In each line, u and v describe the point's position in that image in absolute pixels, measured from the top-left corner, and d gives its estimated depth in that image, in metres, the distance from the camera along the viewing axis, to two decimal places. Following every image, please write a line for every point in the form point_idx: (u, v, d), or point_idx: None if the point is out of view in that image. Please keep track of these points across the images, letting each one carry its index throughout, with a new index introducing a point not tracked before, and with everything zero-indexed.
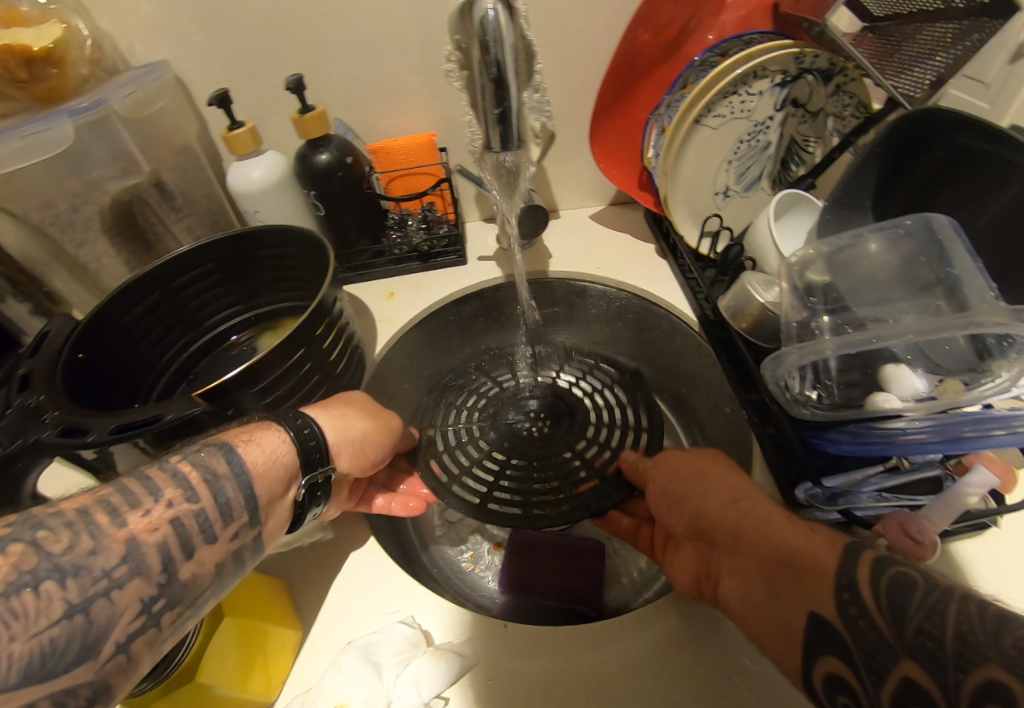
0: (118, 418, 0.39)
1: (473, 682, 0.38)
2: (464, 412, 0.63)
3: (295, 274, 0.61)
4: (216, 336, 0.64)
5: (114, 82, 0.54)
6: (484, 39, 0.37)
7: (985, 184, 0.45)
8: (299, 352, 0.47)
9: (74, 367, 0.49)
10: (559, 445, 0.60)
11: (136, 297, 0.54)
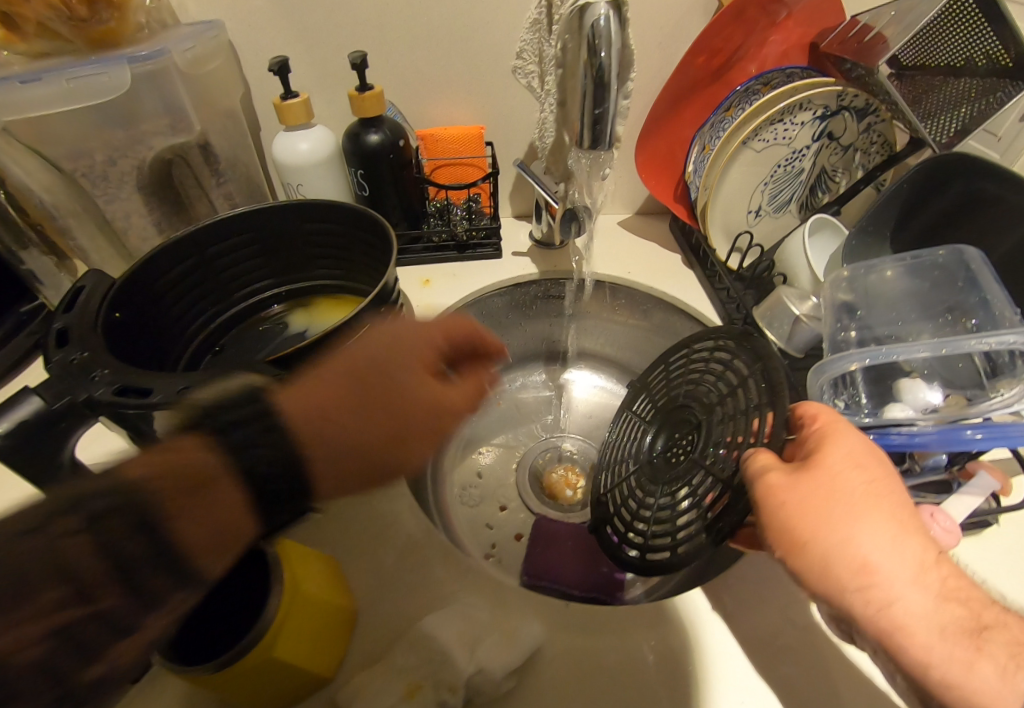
0: (188, 380, 0.35)
1: (541, 661, 0.39)
2: (610, 439, 0.65)
3: (341, 252, 0.60)
4: (247, 310, 0.62)
5: (171, 36, 0.52)
6: (595, 40, 0.38)
7: (999, 224, 0.51)
8: (364, 328, 0.46)
9: (112, 329, 0.46)
10: (712, 478, 0.47)
11: (175, 258, 0.52)
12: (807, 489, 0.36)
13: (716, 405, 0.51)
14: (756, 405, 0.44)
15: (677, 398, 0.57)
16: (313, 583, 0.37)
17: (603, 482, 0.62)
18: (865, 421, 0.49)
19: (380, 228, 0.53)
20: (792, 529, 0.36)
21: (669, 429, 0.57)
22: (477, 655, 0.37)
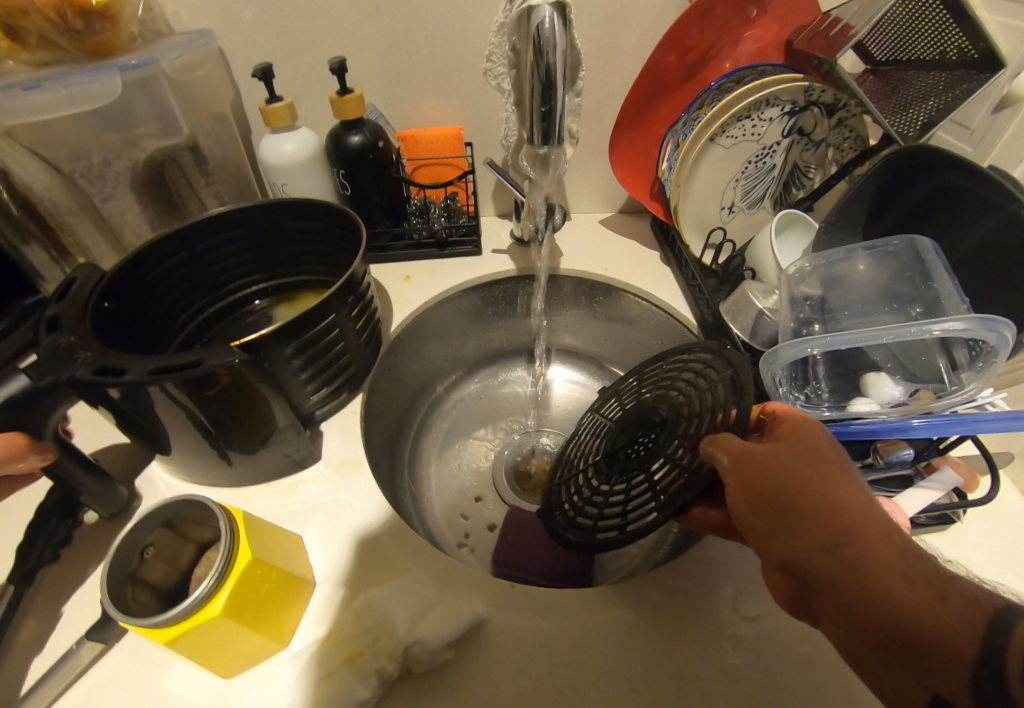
0: (157, 361, 0.37)
1: (481, 638, 0.40)
2: (574, 438, 0.64)
3: (328, 250, 0.62)
4: (234, 302, 0.65)
5: (162, 45, 0.56)
6: (539, 43, 0.40)
7: (964, 218, 0.50)
8: (330, 317, 0.48)
9: (101, 318, 0.48)
10: (673, 468, 0.48)
11: (162, 255, 0.55)
12: (806, 447, 0.38)
13: (685, 409, 0.52)
14: (721, 403, 0.47)
15: (644, 400, 0.58)
16: (261, 563, 0.36)
17: (554, 477, 0.61)
18: (825, 414, 0.49)
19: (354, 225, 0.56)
20: (788, 476, 0.37)
21: (632, 428, 0.58)
22: (416, 626, 0.38)
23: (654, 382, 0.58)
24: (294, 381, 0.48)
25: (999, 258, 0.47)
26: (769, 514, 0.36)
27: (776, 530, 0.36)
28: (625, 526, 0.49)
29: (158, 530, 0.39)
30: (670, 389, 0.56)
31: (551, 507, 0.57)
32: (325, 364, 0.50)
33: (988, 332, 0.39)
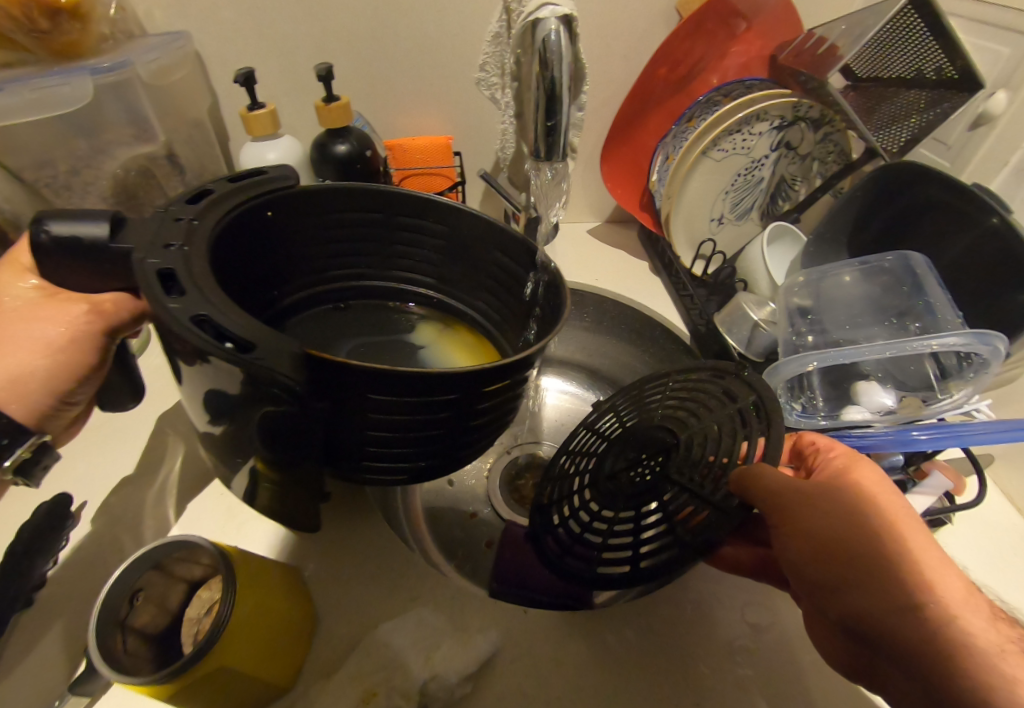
0: (213, 310, 0.29)
1: (495, 666, 0.39)
2: (562, 453, 0.58)
3: (514, 300, 0.52)
4: (377, 288, 0.55)
5: (136, 47, 0.53)
6: (544, 54, 0.39)
7: (946, 229, 0.52)
8: (449, 397, 0.33)
9: (259, 225, 0.43)
10: (683, 494, 0.45)
11: (363, 202, 0.48)
12: (857, 493, 0.37)
13: (692, 430, 0.49)
14: (745, 430, 0.45)
15: (645, 421, 0.54)
16: (264, 603, 0.35)
17: (547, 492, 0.55)
18: (822, 423, 0.50)
19: (553, 275, 0.45)
20: (846, 528, 0.36)
21: (633, 448, 0.53)
22: (430, 661, 0.37)
23: (656, 403, 0.55)
24: (352, 446, 0.35)
25: (982, 268, 0.49)
26: (832, 567, 0.36)
27: (841, 587, 0.35)
28: (638, 557, 0.44)
29: (148, 573, 0.37)
30: (678, 409, 0.52)
31: (543, 530, 0.52)
32: (408, 449, 0.36)
33: (983, 345, 0.40)
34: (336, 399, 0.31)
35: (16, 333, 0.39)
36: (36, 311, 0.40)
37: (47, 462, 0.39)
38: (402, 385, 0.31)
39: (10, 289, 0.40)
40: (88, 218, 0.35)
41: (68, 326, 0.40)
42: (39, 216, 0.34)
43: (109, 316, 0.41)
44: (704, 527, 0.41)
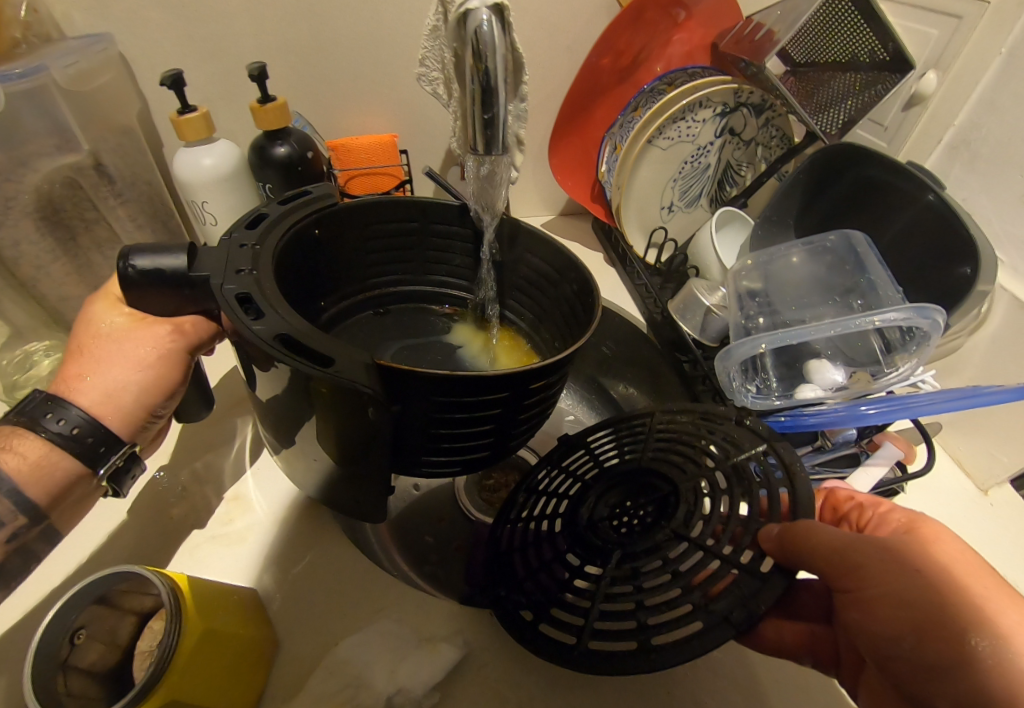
0: (296, 331, 0.31)
1: (468, 674, 0.38)
2: (525, 489, 0.46)
3: (541, 297, 0.53)
4: (412, 294, 0.57)
5: (51, 50, 0.49)
6: (478, 47, 0.38)
7: (886, 208, 0.54)
8: (501, 394, 0.36)
9: (307, 243, 0.44)
10: (694, 550, 0.39)
11: (391, 215, 0.49)
12: (932, 558, 0.34)
13: (705, 475, 0.43)
14: (764, 478, 0.42)
15: (630, 458, 0.46)
16: (215, 632, 0.33)
17: (508, 537, 0.43)
18: (776, 404, 0.50)
19: (576, 272, 0.47)
20: (929, 598, 0.33)
21: (618, 489, 0.44)
22: (396, 673, 0.35)
23: (644, 437, 0.48)
24: (414, 440, 0.39)
25: (923, 243, 0.51)
26: (922, 645, 0.32)
27: (937, 669, 0.31)
28: (650, 628, 0.35)
29: (91, 609, 0.35)
30: (667, 449, 0.46)
31: (510, 588, 0.39)
32: (461, 442, 0.40)
33: (923, 319, 0.41)
34: (406, 402, 0.35)
35: (125, 355, 0.36)
36: (126, 333, 0.37)
37: (135, 472, 0.37)
38: (460, 385, 0.34)
39: (105, 320, 0.38)
40: (167, 250, 0.35)
41: (158, 345, 0.37)
42: (124, 250, 0.35)
43: (189, 336, 0.39)
44: (736, 600, 0.35)
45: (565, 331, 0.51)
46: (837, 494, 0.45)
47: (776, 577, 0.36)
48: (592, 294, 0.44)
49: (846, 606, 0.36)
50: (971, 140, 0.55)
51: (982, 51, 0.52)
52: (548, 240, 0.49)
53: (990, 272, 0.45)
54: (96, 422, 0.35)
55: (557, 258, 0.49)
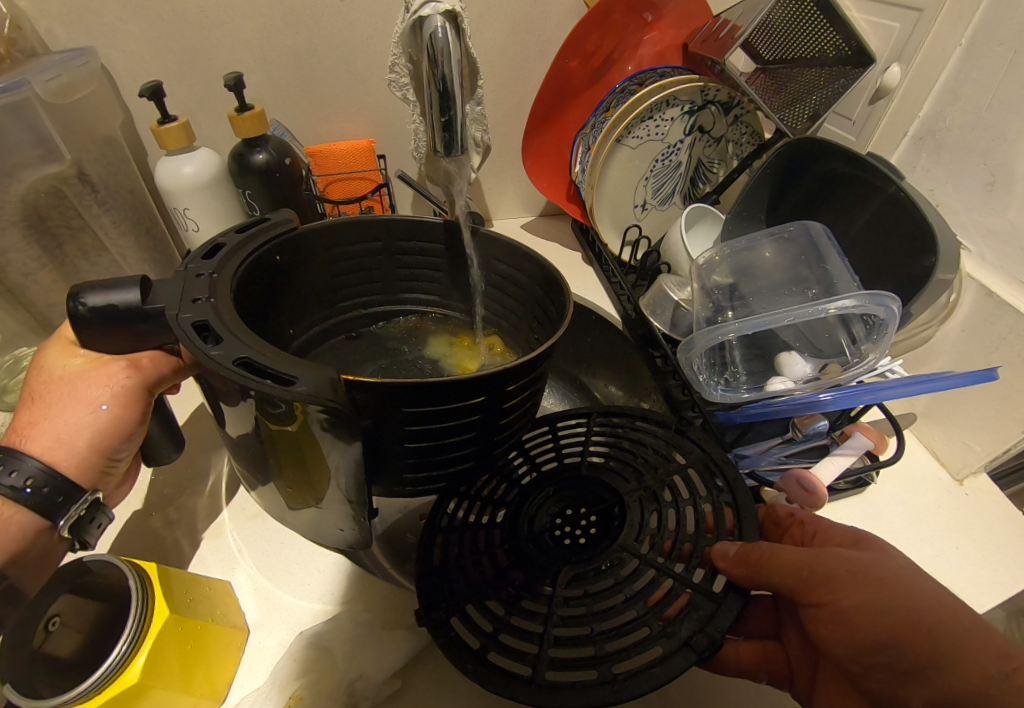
0: (255, 353, 0.32)
1: (430, 663, 0.39)
2: (453, 496, 0.46)
3: (515, 302, 0.56)
4: (381, 313, 0.59)
5: (34, 65, 0.51)
6: (433, 52, 0.40)
7: (852, 201, 0.55)
8: (475, 400, 0.38)
9: (269, 271, 0.46)
10: (647, 570, 0.40)
11: (363, 235, 0.51)
12: (888, 567, 0.35)
13: (649, 492, 0.45)
14: (708, 497, 0.44)
15: (569, 467, 0.48)
16: (182, 619, 0.34)
17: (439, 554, 0.42)
18: (745, 396, 0.49)
19: (546, 271, 0.49)
20: (897, 604, 0.33)
21: (556, 496, 0.46)
22: (358, 660, 0.37)
23: (583, 454, 0.49)
24: (377, 445, 0.40)
25: (888, 234, 0.51)
26: (903, 652, 0.32)
27: (920, 673, 0.32)
28: (610, 657, 0.35)
29: (68, 598, 0.36)
30: (609, 460, 0.49)
31: (434, 598, 0.38)
32: (441, 451, 0.41)
33: (878, 307, 0.42)
34: (377, 416, 0.37)
35: (80, 396, 0.37)
36: (81, 376, 0.38)
37: (101, 520, 0.38)
38: (428, 393, 0.35)
39: (61, 366, 0.39)
40: (119, 286, 0.35)
41: (113, 383, 0.38)
42: (74, 289, 0.35)
43: (146, 371, 0.39)
44: (695, 623, 0.36)
45: (542, 335, 0.53)
46: (776, 511, 0.45)
47: (731, 598, 0.37)
48: (564, 293, 0.46)
49: (818, 623, 0.35)
50: (936, 131, 0.56)
51: (944, 42, 0.52)
52: (519, 246, 0.51)
53: (951, 260, 0.45)
54: (52, 470, 0.36)
55: (528, 262, 0.51)
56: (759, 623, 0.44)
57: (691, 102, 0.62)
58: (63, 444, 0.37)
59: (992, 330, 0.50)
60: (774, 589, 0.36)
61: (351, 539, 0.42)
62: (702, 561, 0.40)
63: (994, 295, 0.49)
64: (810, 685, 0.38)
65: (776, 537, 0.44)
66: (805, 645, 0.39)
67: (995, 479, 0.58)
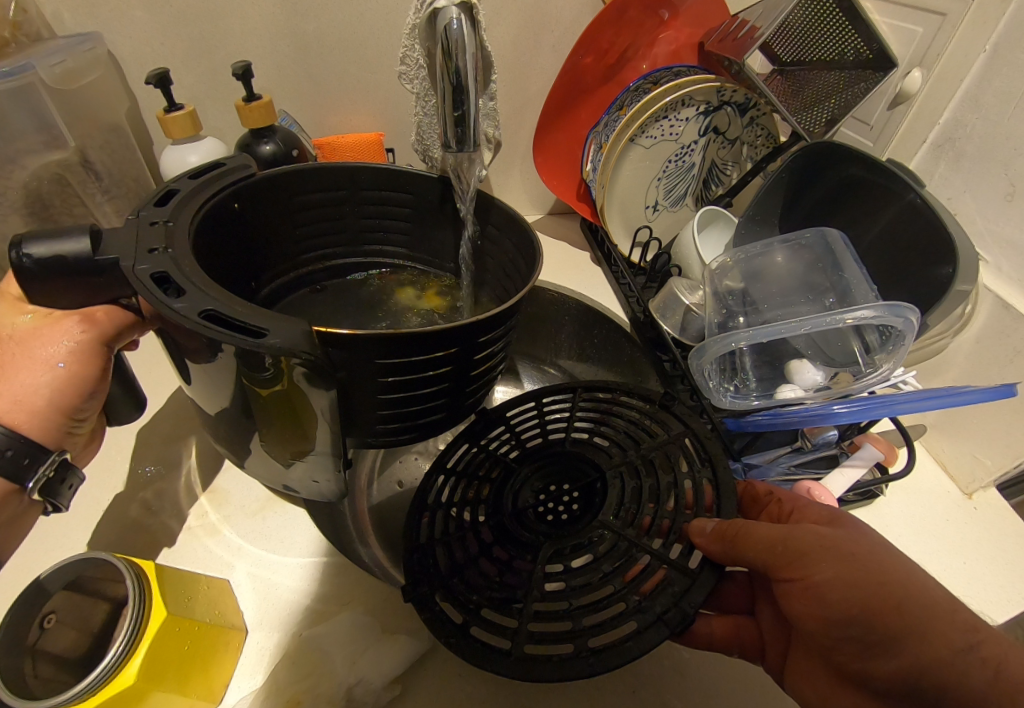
0: (219, 305, 0.30)
1: (429, 667, 0.38)
2: (441, 471, 0.46)
3: (491, 262, 0.55)
4: (349, 267, 0.58)
5: (40, 49, 0.50)
6: (448, 45, 0.39)
7: (868, 207, 0.54)
8: (446, 352, 0.36)
9: (229, 217, 0.45)
10: (625, 545, 0.40)
11: (325, 182, 0.51)
12: (860, 543, 0.35)
13: (630, 469, 0.45)
14: (686, 471, 0.45)
15: (553, 443, 0.49)
16: (179, 619, 0.34)
17: (426, 528, 0.42)
18: (754, 403, 0.49)
19: (521, 227, 0.48)
20: (868, 579, 0.33)
21: (540, 475, 0.46)
22: (358, 665, 0.36)
23: (566, 433, 0.49)
24: (363, 419, 0.39)
25: (902, 243, 0.50)
26: (872, 624, 0.32)
27: (888, 645, 0.32)
28: (586, 632, 0.35)
29: (60, 594, 0.35)
30: (593, 437, 0.49)
31: (433, 587, 0.38)
32: (411, 413, 0.40)
33: (896, 318, 0.41)
34: (351, 371, 0.35)
35: (30, 355, 0.35)
36: (30, 332, 0.36)
37: (72, 480, 0.38)
38: (404, 348, 0.34)
39: (9, 325, 0.36)
40: (66, 235, 0.33)
41: (66, 339, 0.36)
42: (15, 240, 0.33)
43: (101, 324, 0.37)
44: (670, 598, 0.37)
45: (511, 289, 0.52)
46: (756, 488, 0.46)
47: (705, 574, 0.37)
48: (536, 248, 0.45)
49: (791, 598, 0.35)
50: (956, 139, 0.55)
51: (967, 47, 0.51)
52: (505, 209, 0.50)
53: (970, 270, 0.44)
54: (16, 433, 0.34)
55: (499, 215, 0.51)
56: (732, 597, 0.46)
57: (708, 98, 0.61)
58: (23, 404, 0.35)
59: (1007, 343, 0.49)
60: (748, 565, 0.36)
61: (331, 490, 0.43)
62: (680, 537, 0.40)
63: (1011, 307, 0.48)
64: (780, 657, 0.38)
65: (755, 514, 0.45)
66: (777, 622, 0.40)
67: (1003, 491, 0.57)
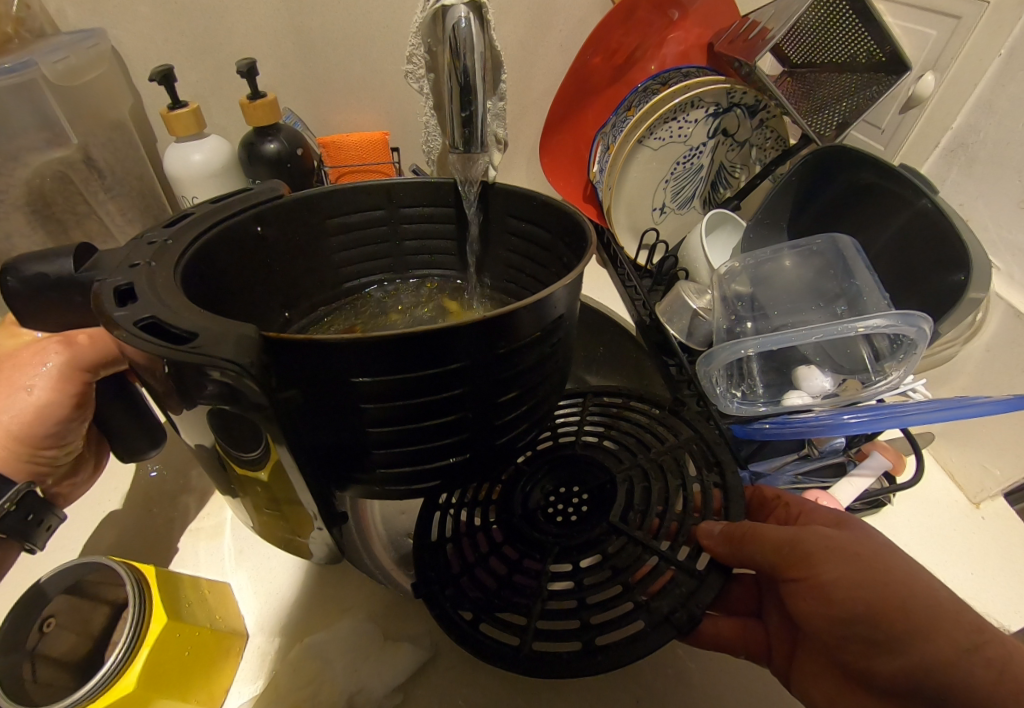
0: (164, 316, 0.28)
1: (432, 676, 0.38)
2: None
3: (528, 260, 0.53)
4: (392, 291, 0.57)
5: (42, 45, 0.49)
6: (456, 44, 0.39)
7: (879, 213, 0.53)
8: (455, 366, 0.32)
9: (251, 242, 0.45)
10: (633, 546, 0.39)
11: (361, 204, 0.50)
12: (865, 544, 0.35)
13: (642, 474, 0.44)
14: (695, 474, 0.44)
15: (564, 446, 0.48)
16: (179, 625, 0.33)
17: (437, 529, 0.42)
18: (761, 410, 0.48)
19: (564, 213, 0.45)
20: (872, 580, 0.33)
21: (551, 475, 0.45)
22: (358, 674, 0.36)
23: (576, 436, 0.49)
24: (364, 451, 0.36)
25: (912, 249, 0.50)
26: (876, 624, 0.32)
27: (891, 644, 0.32)
28: (594, 628, 0.35)
29: (60, 598, 0.35)
30: (603, 440, 0.48)
31: (440, 586, 0.38)
32: (427, 447, 0.37)
33: (909, 326, 0.40)
34: (326, 385, 0.31)
35: (9, 379, 0.36)
36: (17, 357, 0.37)
37: (50, 520, 0.37)
38: (391, 358, 0.30)
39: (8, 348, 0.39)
40: (56, 255, 0.34)
41: (43, 361, 0.37)
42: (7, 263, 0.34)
43: (79, 348, 0.37)
44: (677, 599, 0.36)
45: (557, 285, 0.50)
46: (764, 492, 0.45)
47: (713, 575, 0.37)
48: (586, 236, 0.41)
49: (798, 598, 0.35)
50: (969, 144, 0.54)
51: (982, 52, 0.50)
52: (535, 195, 0.48)
53: (983, 278, 0.43)
54: None
55: (541, 209, 0.48)
56: (738, 601, 0.45)
57: (718, 98, 0.60)
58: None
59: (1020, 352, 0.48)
60: (755, 566, 0.36)
61: (328, 540, 0.39)
62: (689, 539, 0.39)
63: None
64: (787, 661, 0.38)
65: (762, 517, 0.45)
66: (784, 624, 0.40)
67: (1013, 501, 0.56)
